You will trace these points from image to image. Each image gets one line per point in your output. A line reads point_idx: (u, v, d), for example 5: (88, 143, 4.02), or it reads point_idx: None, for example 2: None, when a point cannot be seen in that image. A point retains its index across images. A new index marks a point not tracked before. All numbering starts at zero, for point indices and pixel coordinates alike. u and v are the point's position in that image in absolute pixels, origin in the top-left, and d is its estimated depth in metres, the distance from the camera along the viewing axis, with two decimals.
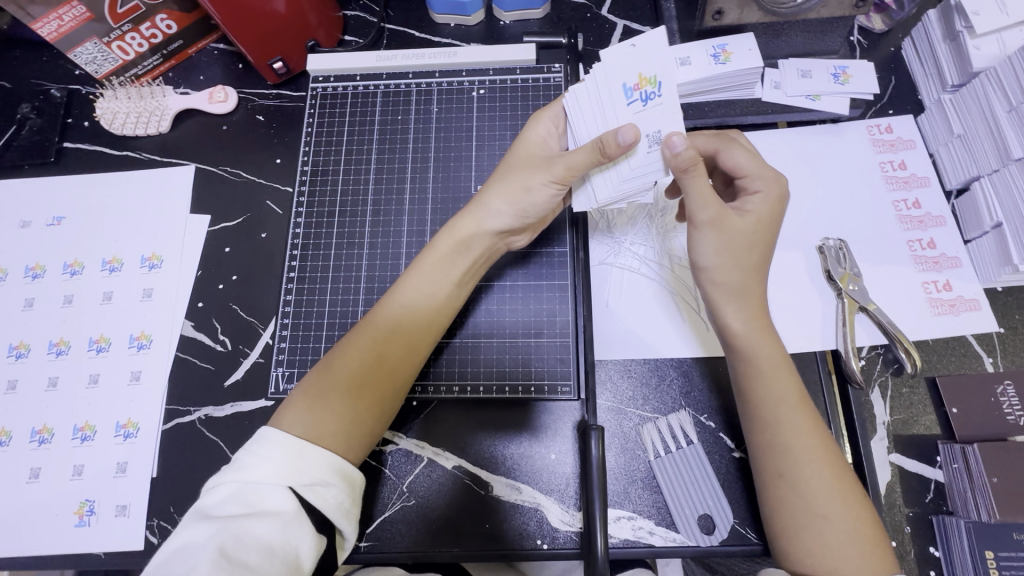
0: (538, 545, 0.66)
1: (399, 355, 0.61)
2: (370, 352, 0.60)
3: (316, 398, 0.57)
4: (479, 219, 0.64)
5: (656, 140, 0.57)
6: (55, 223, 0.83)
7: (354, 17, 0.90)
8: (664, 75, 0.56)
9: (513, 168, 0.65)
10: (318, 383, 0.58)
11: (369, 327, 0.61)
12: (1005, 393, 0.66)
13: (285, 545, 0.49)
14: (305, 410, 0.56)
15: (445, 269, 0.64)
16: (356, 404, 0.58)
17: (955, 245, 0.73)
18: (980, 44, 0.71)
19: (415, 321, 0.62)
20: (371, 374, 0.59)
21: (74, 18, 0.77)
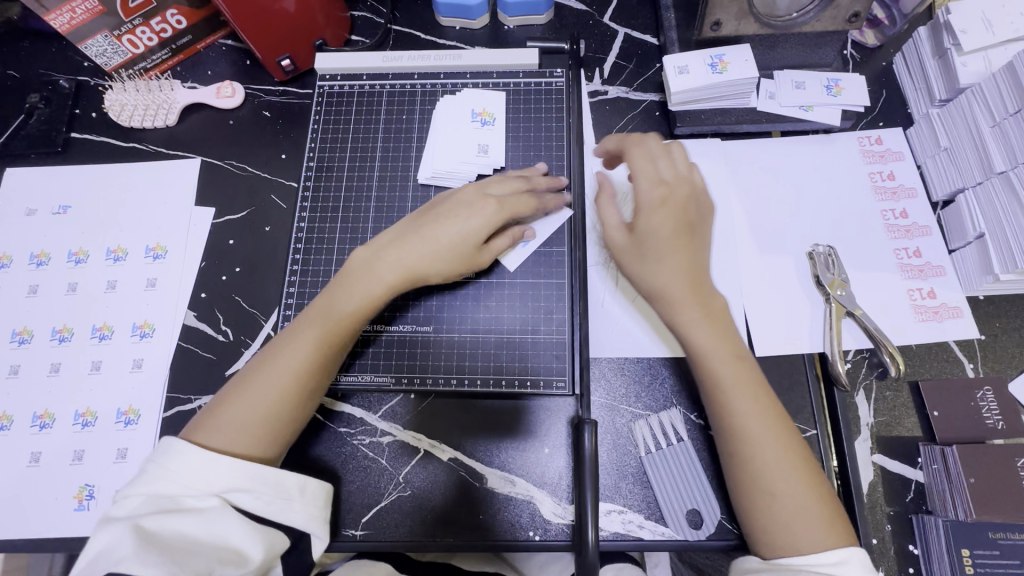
0: (530, 536, 0.67)
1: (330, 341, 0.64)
2: (280, 371, 0.61)
3: (227, 400, 0.60)
4: (426, 262, 0.66)
5: (484, 149, 0.79)
6: (60, 212, 0.84)
7: (361, 18, 0.92)
8: (498, 113, 0.81)
9: (450, 228, 0.67)
10: (234, 387, 0.61)
11: (288, 345, 0.63)
12: (984, 397, 0.69)
13: (214, 535, 0.53)
14: (214, 416, 0.59)
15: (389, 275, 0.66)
16: (262, 414, 0.60)
17: (940, 254, 0.75)
18: (967, 61, 0.73)
19: (319, 346, 0.63)
20: (280, 390, 0.61)
21: (86, 12, 0.78)
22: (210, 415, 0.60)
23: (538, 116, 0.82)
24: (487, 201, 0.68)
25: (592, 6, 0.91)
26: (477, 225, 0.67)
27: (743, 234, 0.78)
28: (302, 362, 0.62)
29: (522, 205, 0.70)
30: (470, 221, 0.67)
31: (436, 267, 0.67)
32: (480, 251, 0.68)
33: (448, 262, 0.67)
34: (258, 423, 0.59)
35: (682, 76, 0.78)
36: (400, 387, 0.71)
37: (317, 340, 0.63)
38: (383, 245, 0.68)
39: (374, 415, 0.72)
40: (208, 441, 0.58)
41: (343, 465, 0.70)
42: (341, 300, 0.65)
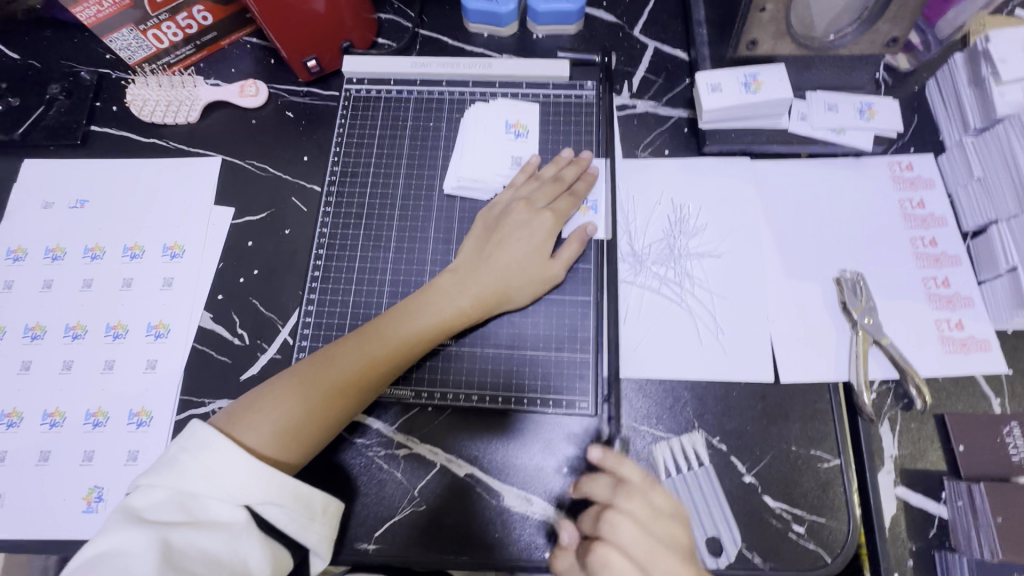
0: (545, 557, 0.66)
1: (399, 354, 0.66)
2: (330, 379, 0.63)
3: (274, 394, 0.61)
4: (496, 284, 0.69)
5: (518, 162, 0.79)
6: (78, 206, 0.82)
7: (388, 21, 0.91)
8: (532, 125, 0.81)
9: (507, 257, 0.70)
10: (283, 383, 0.62)
11: (364, 342, 0.65)
12: (1010, 433, 0.67)
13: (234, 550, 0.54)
14: (259, 410, 0.60)
15: (459, 296, 0.68)
16: (306, 418, 0.61)
17: (969, 285, 0.74)
18: (1005, 91, 0.72)
19: (370, 368, 0.64)
20: (328, 399, 0.62)
21: (113, 5, 0.77)
22: (255, 408, 0.61)
23: (565, 129, 0.82)
24: (543, 215, 0.72)
25: (623, 18, 0.90)
26: (536, 241, 0.71)
27: (770, 256, 0.77)
28: (352, 380, 0.63)
29: (567, 208, 0.73)
30: (531, 239, 0.71)
31: (508, 288, 0.70)
32: (543, 265, 0.71)
33: (503, 291, 0.69)
34: (298, 428, 0.61)
35: (715, 94, 0.77)
36: (419, 401, 0.71)
37: (378, 360, 0.65)
38: (444, 282, 0.70)
39: (390, 427, 0.71)
40: (246, 434, 0.59)
41: (358, 477, 0.69)
42: (407, 325, 0.67)
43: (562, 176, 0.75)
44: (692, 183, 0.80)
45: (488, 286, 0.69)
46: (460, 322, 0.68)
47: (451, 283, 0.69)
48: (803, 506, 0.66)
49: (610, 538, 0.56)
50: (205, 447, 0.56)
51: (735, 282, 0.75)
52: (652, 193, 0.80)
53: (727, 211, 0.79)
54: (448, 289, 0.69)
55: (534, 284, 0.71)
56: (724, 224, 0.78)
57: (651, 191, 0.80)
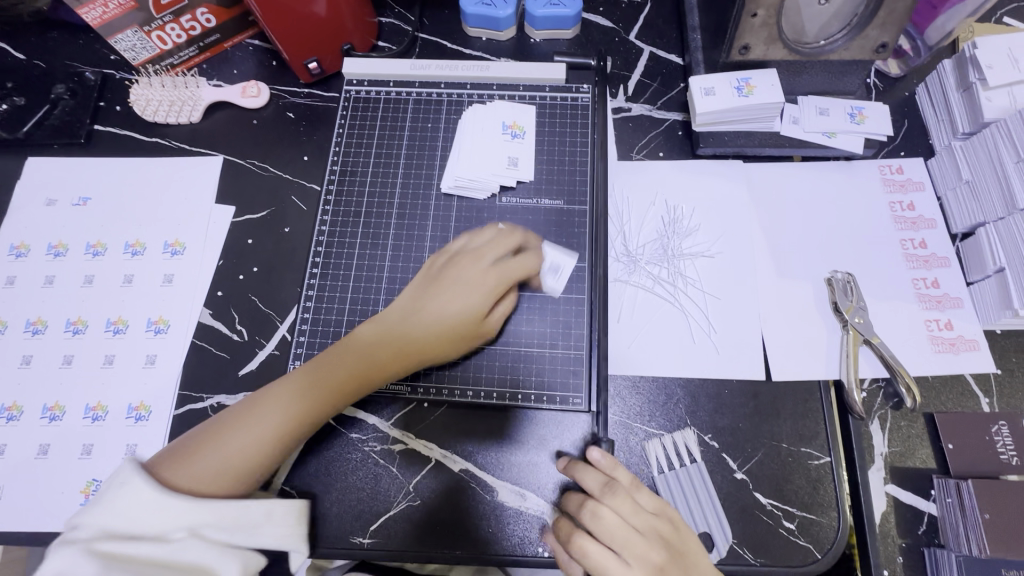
0: (539, 552, 0.67)
1: (321, 411, 0.63)
2: (259, 430, 0.60)
3: (199, 453, 0.58)
4: (424, 343, 0.64)
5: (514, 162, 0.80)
6: (80, 204, 0.84)
7: (388, 24, 0.93)
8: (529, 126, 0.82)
9: (440, 312, 0.64)
10: (208, 439, 0.60)
11: (284, 399, 0.62)
12: (999, 432, 0.68)
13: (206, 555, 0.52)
14: (183, 469, 0.58)
15: (384, 354, 0.64)
16: (228, 477, 0.58)
17: (958, 286, 0.76)
18: (992, 96, 0.74)
19: (299, 421, 0.61)
20: (249, 458, 0.59)
21: (118, 7, 0.79)
22: (179, 467, 0.58)
23: (561, 131, 0.83)
24: (486, 271, 0.65)
25: (619, 23, 0.92)
26: (475, 297, 0.64)
27: (762, 257, 0.78)
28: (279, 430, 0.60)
29: (519, 265, 0.65)
30: (468, 295, 0.64)
31: (438, 347, 0.65)
32: (479, 324, 0.65)
33: (431, 349, 0.65)
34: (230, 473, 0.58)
35: (708, 98, 0.79)
36: (415, 396, 0.71)
37: (298, 419, 0.61)
38: (372, 336, 0.65)
39: (386, 422, 0.72)
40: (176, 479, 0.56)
41: (354, 471, 0.70)
42: (331, 382, 0.63)
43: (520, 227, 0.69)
44: (686, 185, 0.82)
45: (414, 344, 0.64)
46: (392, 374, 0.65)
47: (380, 337, 0.65)
48: (794, 502, 0.67)
49: (590, 527, 0.59)
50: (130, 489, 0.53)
51: (728, 282, 0.77)
52: (646, 194, 0.82)
53: (720, 212, 0.80)
54: (374, 345, 0.64)
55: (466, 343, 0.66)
56: (717, 225, 0.79)
57: (645, 192, 0.82)
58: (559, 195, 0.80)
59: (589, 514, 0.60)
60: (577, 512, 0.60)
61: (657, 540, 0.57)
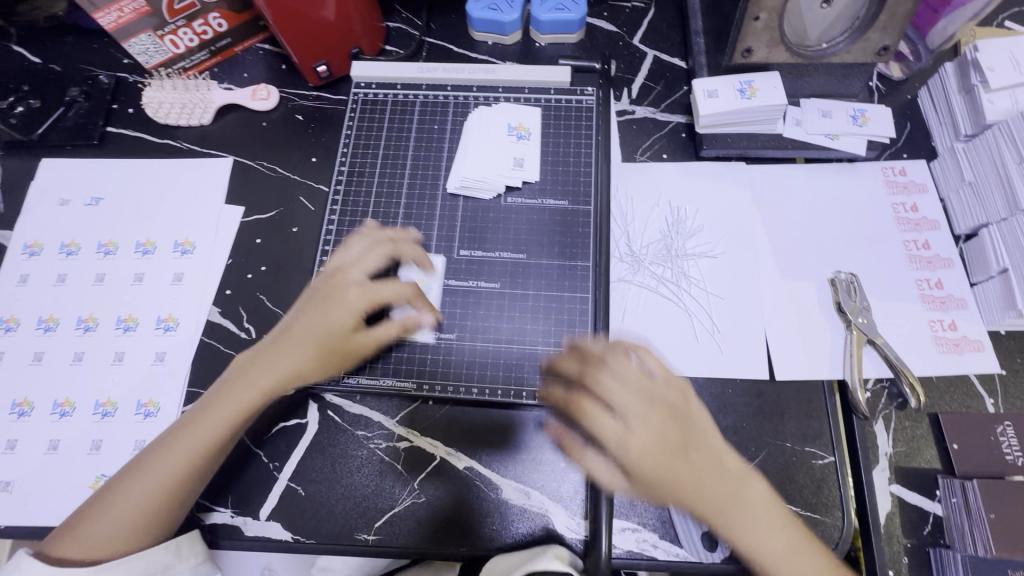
0: (543, 550, 0.67)
1: (210, 445, 0.64)
2: (139, 498, 0.61)
3: (98, 511, 0.61)
4: (302, 362, 0.65)
5: (519, 163, 0.81)
6: (92, 204, 0.85)
7: (396, 29, 0.95)
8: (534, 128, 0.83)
9: (313, 329, 0.66)
10: (106, 496, 0.62)
11: (173, 442, 0.63)
12: (1004, 433, 0.68)
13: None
14: (83, 529, 0.60)
15: (264, 377, 0.65)
16: (129, 525, 0.61)
17: (961, 287, 0.76)
18: (994, 99, 0.74)
19: (193, 463, 0.63)
20: (147, 504, 0.61)
21: (133, 11, 0.80)
22: (80, 524, 0.61)
23: (566, 133, 0.84)
24: (352, 286, 0.67)
25: (623, 27, 0.93)
26: (345, 313, 0.66)
27: (766, 258, 0.78)
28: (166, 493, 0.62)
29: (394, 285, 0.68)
30: (341, 306, 0.66)
31: (316, 365, 0.66)
32: (354, 338, 0.67)
33: (311, 369, 0.66)
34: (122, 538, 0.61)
35: (711, 100, 0.79)
36: (420, 393, 0.72)
37: (190, 456, 0.63)
38: (247, 365, 0.67)
39: (391, 420, 0.73)
40: (72, 549, 0.60)
41: (360, 469, 0.71)
42: (213, 414, 0.64)
43: (396, 237, 0.72)
44: (689, 186, 0.82)
45: (293, 367, 0.65)
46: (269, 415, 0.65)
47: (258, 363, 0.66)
48: (798, 502, 0.67)
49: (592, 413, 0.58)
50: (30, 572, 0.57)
51: (731, 282, 0.77)
52: (650, 195, 0.82)
53: (723, 213, 0.81)
54: (256, 374, 0.66)
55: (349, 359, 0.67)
56: (720, 226, 0.80)
57: (648, 193, 0.83)
58: (563, 195, 0.81)
59: (614, 406, 0.58)
60: (600, 431, 0.57)
61: (695, 454, 0.57)
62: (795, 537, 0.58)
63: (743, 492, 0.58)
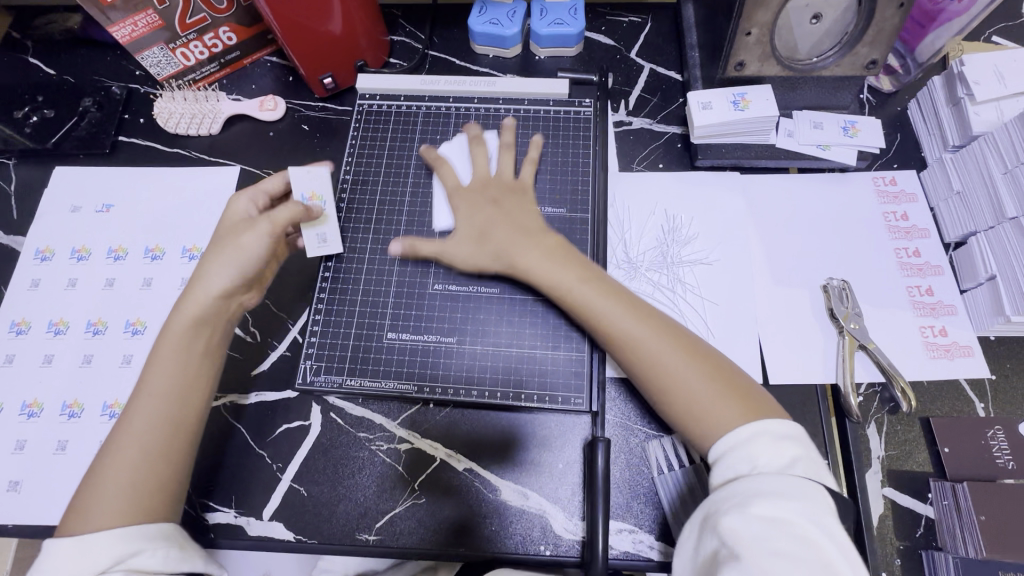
0: (541, 551, 0.68)
1: (179, 379, 0.66)
2: (128, 455, 0.61)
3: (93, 488, 0.60)
4: (230, 263, 0.70)
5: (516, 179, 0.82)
6: (103, 211, 0.87)
7: (400, 43, 0.98)
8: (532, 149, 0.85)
9: (223, 238, 0.72)
10: (93, 477, 0.61)
11: (139, 396, 0.65)
12: (994, 436, 0.69)
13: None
14: (83, 509, 0.59)
15: (197, 298, 0.69)
16: (134, 483, 0.60)
17: (952, 293, 0.77)
18: (980, 111, 0.76)
19: (173, 399, 0.65)
20: (143, 455, 0.62)
21: (147, 25, 0.84)
22: (78, 508, 0.59)
23: (563, 143, 0.86)
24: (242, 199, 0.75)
25: (620, 41, 0.96)
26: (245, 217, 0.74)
27: (759, 264, 0.80)
28: (151, 430, 0.63)
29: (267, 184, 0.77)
30: (239, 215, 0.74)
31: (237, 259, 0.70)
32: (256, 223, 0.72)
33: (235, 267, 0.70)
34: (147, 494, 0.60)
35: (705, 111, 0.82)
36: (421, 395, 0.73)
37: (164, 397, 0.64)
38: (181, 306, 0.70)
39: (393, 422, 0.74)
40: (90, 524, 0.58)
41: (361, 470, 0.72)
42: (168, 350, 0.67)
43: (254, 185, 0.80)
44: (684, 194, 0.85)
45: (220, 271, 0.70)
46: (205, 323, 0.69)
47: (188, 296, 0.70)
48: None
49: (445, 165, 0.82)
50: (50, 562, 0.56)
51: (725, 288, 0.79)
52: (647, 204, 0.85)
53: (717, 220, 0.83)
54: (187, 302, 0.69)
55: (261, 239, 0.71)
56: (714, 234, 0.82)
57: (645, 202, 0.85)
58: (561, 203, 0.83)
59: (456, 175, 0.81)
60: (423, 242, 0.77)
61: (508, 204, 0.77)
62: (647, 331, 0.64)
63: (551, 238, 0.73)
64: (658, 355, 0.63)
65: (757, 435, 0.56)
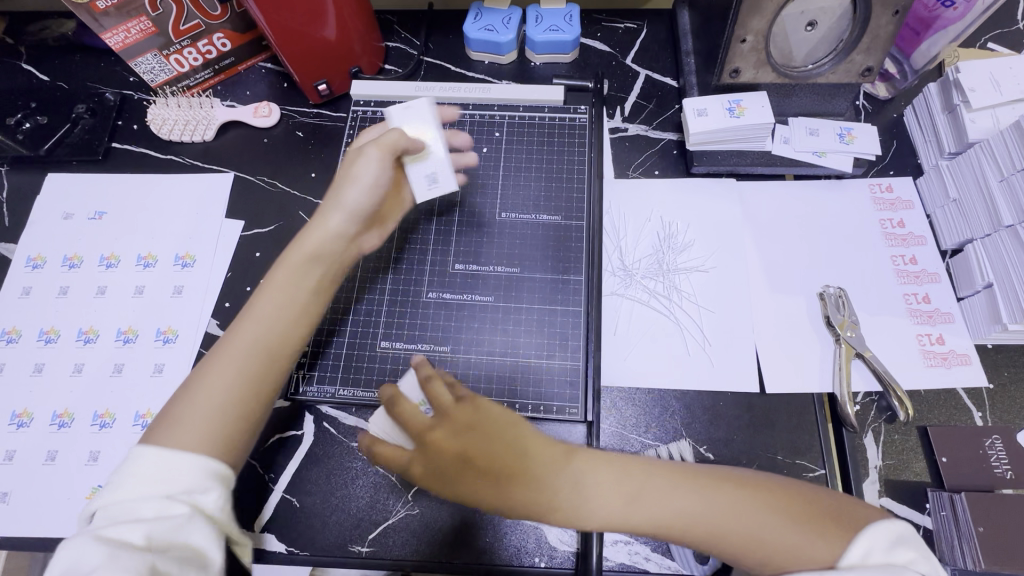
0: (535, 563, 0.67)
1: (299, 312, 0.62)
2: (230, 374, 0.57)
3: (185, 399, 0.56)
4: (362, 183, 0.67)
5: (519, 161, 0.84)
6: (95, 218, 0.87)
7: (395, 49, 0.97)
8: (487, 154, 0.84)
9: (349, 167, 0.68)
10: (188, 389, 0.57)
11: (253, 313, 0.61)
12: (993, 446, 0.69)
13: (173, 544, 0.48)
14: (169, 419, 0.54)
15: (322, 225, 0.66)
16: (224, 409, 0.56)
17: (948, 301, 0.77)
18: (976, 118, 0.76)
19: (286, 327, 0.61)
20: (238, 382, 0.57)
21: (140, 32, 0.83)
22: (164, 418, 0.55)
23: (559, 150, 0.86)
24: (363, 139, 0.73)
25: (615, 48, 0.96)
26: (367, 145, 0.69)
27: (755, 272, 0.80)
28: (260, 354, 0.59)
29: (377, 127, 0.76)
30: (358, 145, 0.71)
31: (363, 188, 0.67)
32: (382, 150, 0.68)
33: (360, 196, 0.67)
34: (233, 424, 0.56)
35: (701, 118, 0.81)
36: None
37: (276, 327, 0.60)
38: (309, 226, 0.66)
39: None
40: (174, 438, 0.53)
41: (354, 480, 0.71)
42: (287, 273, 0.63)
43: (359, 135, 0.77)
44: (680, 202, 0.84)
45: (350, 196, 0.67)
46: (328, 249, 0.65)
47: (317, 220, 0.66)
48: None
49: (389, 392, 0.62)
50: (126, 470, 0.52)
51: (721, 295, 0.78)
52: (642, 211, 0.84)
53: (713, 227, 0.82)
54: (314, 225, 0.66)
55: (379, 166, 0.68)
56: (710, 241, 0.82)
57: (641, 209, 0.84)
58: (556, 211, 0.82)
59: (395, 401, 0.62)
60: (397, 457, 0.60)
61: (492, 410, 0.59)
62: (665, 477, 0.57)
63: (562, 443, 0.59)
64: (719, 518, 0.54)
65: (871, 550, 0.50)
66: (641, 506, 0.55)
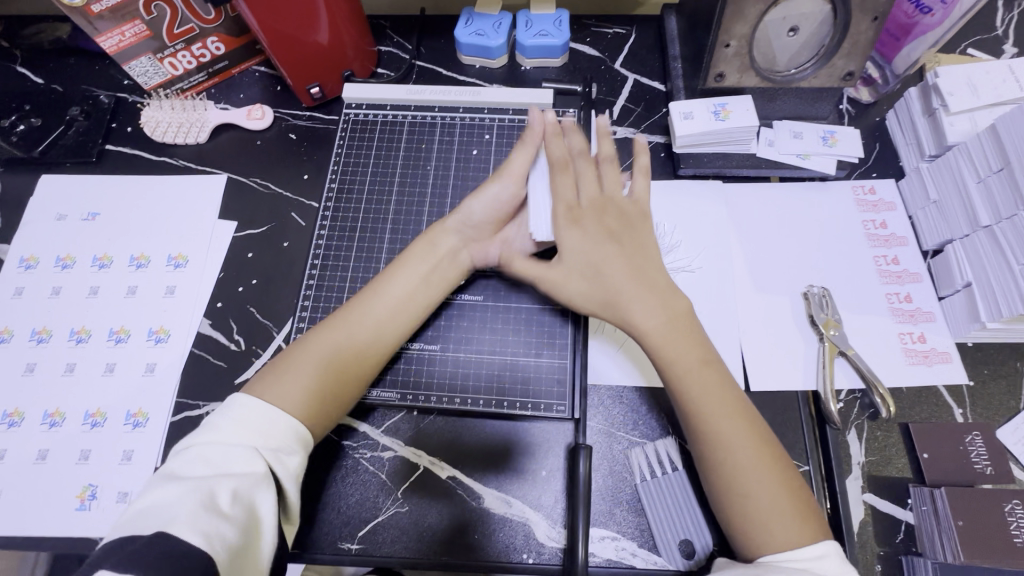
0: (524, 559, 0.68)
1: (408, 303, 0.71)
2: (337, 341, 0.66)
3: (296, 356, 0.64)
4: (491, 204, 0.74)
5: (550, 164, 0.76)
6: (88, 219, 0.87)
7: (387, 52, 0.99)
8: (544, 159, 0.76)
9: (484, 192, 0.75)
10: (301, 346, 0.65)
11: (374, 291, 0.71)
12: (972, 442, 0.70)
13: (248, 502, 0.52)
14: (280, 369, 0.63)
15: (444, 230, 0.74)
16: (320, 379, 0.63)
17: (930, 300, 0.78)
18: (954, 121, 0.78)
19: (394, 316, 0.70)
20: (337, 355, 0.65)
21: (134, 35, 0.84)
22: (275, 366, 0.64)
23: None
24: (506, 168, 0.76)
25: (605, 52, 0.97)
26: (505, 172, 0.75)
27: (741, 271, 0.81)
28: (368, 333, 0.68)
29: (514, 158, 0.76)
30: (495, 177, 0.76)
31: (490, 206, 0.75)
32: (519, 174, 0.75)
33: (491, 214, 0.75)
34: (323, 393, 0.63)
35: (687, 121, 0.83)
36: (405, 403, 0.74)
37: (385, 313, 0.69)
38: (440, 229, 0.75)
39: (377, 430, 0.74)
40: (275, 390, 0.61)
41: (345, 478, 0.72)
42: (403, 263, 0.73)
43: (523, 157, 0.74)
44: (668, 203, 0.85)
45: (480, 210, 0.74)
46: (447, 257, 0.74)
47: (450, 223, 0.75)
48: None
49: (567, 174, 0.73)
50: (234, 406, 0.58)
51: (707, 294, 0.80)
52: None
53: (700, 228, 0.84)
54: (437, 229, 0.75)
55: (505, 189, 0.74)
56: (697, 241, 0.83)
57: None
58: None
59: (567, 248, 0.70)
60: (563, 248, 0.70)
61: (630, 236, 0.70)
62: (738, 430, 0.62)
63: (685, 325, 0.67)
64: (744, 478, 0.60)
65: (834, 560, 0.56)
66: (709, 421, 0.63)
